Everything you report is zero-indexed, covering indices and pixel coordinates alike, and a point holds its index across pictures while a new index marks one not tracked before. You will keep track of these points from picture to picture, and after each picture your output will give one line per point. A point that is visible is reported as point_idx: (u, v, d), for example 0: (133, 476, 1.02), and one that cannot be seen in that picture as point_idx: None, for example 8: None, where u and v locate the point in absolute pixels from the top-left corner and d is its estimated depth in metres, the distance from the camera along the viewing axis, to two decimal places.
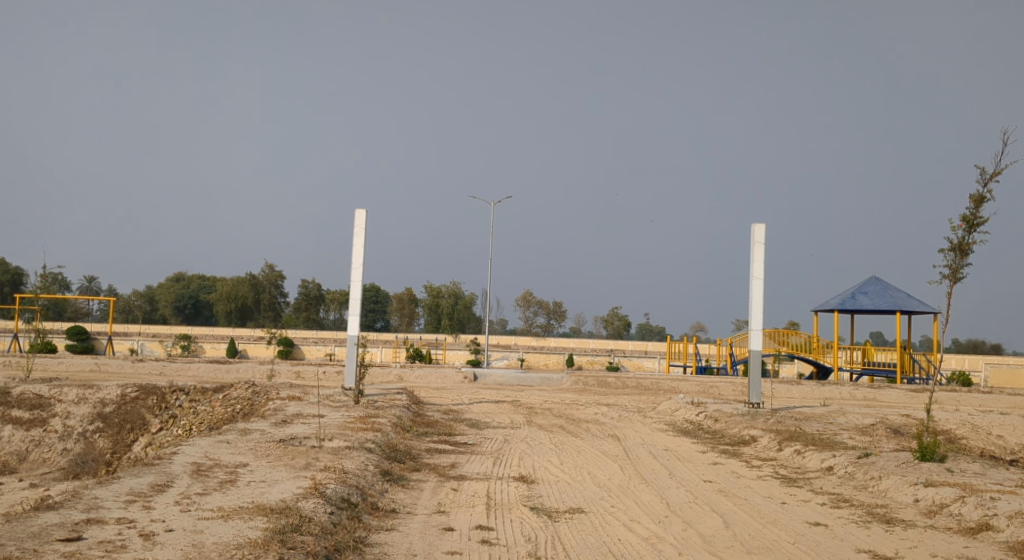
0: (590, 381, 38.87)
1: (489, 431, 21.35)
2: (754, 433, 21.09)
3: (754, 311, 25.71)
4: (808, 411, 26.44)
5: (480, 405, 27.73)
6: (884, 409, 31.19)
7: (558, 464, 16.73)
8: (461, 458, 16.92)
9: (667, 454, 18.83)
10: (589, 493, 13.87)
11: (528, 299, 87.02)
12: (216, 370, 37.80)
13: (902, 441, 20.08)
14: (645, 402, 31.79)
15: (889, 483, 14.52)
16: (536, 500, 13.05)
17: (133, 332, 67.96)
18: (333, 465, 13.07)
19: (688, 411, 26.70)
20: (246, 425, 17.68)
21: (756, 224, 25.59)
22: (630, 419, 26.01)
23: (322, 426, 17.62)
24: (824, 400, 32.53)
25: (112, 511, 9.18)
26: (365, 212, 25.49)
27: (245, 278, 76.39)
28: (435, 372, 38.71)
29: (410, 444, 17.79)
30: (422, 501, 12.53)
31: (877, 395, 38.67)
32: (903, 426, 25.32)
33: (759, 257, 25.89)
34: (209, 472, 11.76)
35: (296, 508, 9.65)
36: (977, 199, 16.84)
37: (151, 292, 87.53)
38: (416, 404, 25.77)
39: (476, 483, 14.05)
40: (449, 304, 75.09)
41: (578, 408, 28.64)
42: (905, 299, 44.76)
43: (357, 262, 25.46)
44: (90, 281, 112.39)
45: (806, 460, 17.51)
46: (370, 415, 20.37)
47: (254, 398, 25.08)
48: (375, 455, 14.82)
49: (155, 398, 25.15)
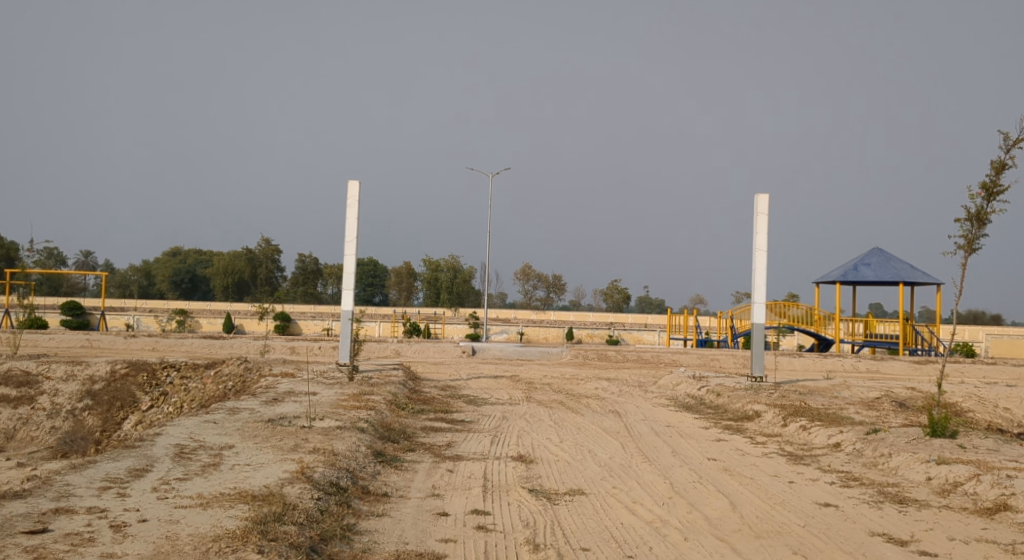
0: (590, 355, 38.41)
1: (487, 408, 20.87)
2: (759, 408, 20.57)
3: (757, 283, 25.15)
4: (812, 385, 25.98)
5: (478, 380, 27.26)
6: (888, 382, 30.73)
7: (558, 442, 16.22)
8: (457, 436, 16.42)
9: (668, 431, 18.35)
10: (590, 473, 13.38)
11: (527, 272, 86.45)
12: (209, 346, 37.35)
13: (910, 415, 19.59)
14: (646, 376, 31.35)
15: (899, 460, 14.02)
16: (535, 482, 12.54)
17: (130, 307, 67.54)
18: (323, 446, 12.55)
19: (690, 385, 26.24)
20: (235, 404, 17.15)
21: (758, 194, 25.00)
22: (630, 393, 25.54)
23: (313, 404, 17.09)
24: (827, 373, 32.06)
25: (84, 499, 8.68)
26: (359, 183, 24.87)
27: (241, 253, 75.90)
28: (432, 347, 38.28)
29: (405, 422, 17.30)
30: (416, 483, 12.01)
31: (880, 368, 38.21)
32: (909, 400, 24.85)
33: (762, 228, 25.32)
34: (192, 455, 11.27)
35: (280, 495, 9.12)
36: (998, 165, 16.24)
37: (148, 267, 86.99)
38: (413, 380, 25.31)
39: (473, 464, 13.57)
40: (447, 277, 74.60)
41: (578, 382, 28.14)
42: (907, 270, 44.22)
43: (350, 234, 24.88)
44: (87, 255, 111.80)
45: (812, 436, 17.00)
46: (364, 393, 19.88)
47: (246, 375, 24.68)
48: (367, 435, 14.30)
49: (145, 375, 24.94)
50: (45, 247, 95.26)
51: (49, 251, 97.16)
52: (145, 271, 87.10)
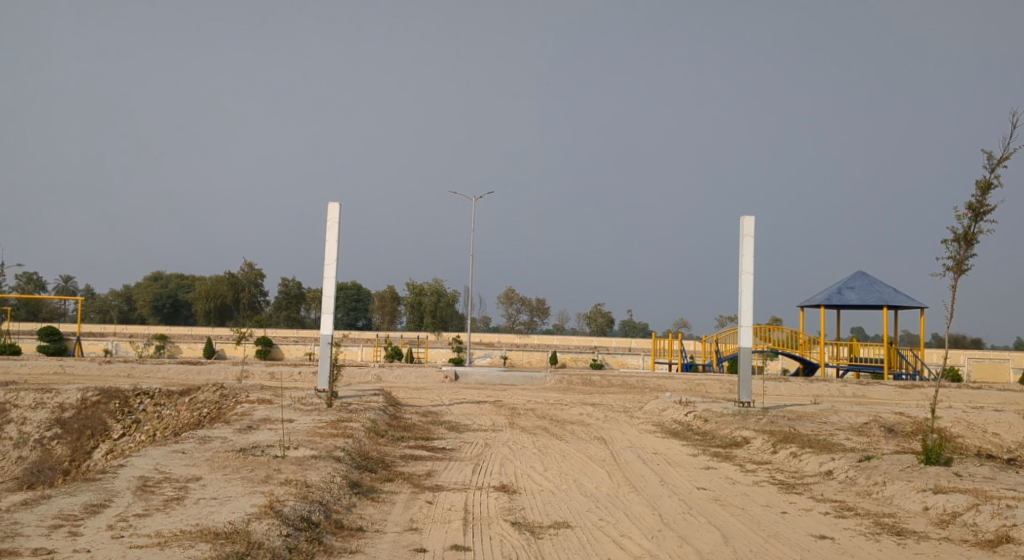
0: (574, 379, 37.86)
1: (469, 435, 20.31)
2: (747, 435, 20.12)
3: (743, 306, 24.76)
4: (800, 410, 25.53)
5: (460, 406, 26.68)
6: (877, 407, 30.31)
7: (542, 471, 15.70)
8: (438, 464, 15.86)
9: (656, 458, 17.86)
10: (575, 504, 12.87)
11: (511, 296, 85.94)
12: (187, 372, 36.61)
13: (901, 441, 19.14)
14: (631, 402, 30.84)
15: (894, 489, 13.55)
16: (518, 514, 12.00)
17: (109, 332, 66.55)
18: (295, 477, 11.98)
19: (676, 411, 25.77)
20: (207, 432, 16.56)
21: (744, 217, 24.65)
22: (616, 419, 25.05)
23: (288, 433, 16.51)
24: (814, 398, 31.66)
25: (31, 540, 8.11)
26: (339, 205, 24.38)
27: (223, 277, 75.06)
28: (415, 372, 37.65)
29: (383, 450, 16.73)
30: (393, 516, 11.46)
31: (867, 392, 37.85)
32: (897, 425, 24.43)
33: (748, 251, 24.96)
34: (155, 489, 10.70)
35: (246, 532, 8.54)
36: (984, 185, 15.91)
37: (128, 291, 85.86)
38: (394, 406, 24.71)
39: (454, 495, 13.02)
40: (431, 301, 73.97)
41: (563, 408, 27.62)
42: (891, 294, 44.02)
43: (330, 257, 24.34)
44: (67, 280, 110.56)
45: (803, 464, 16.53)
46: (343, 420, 19.29)
47: (222, 401, 24.07)
48: (343, 464, 13.73)
49: (117, 402, 24.45)
50: (23, 273, 94.00)
51: (27, 276, 95.95)
52: (125, 295, 86.00)
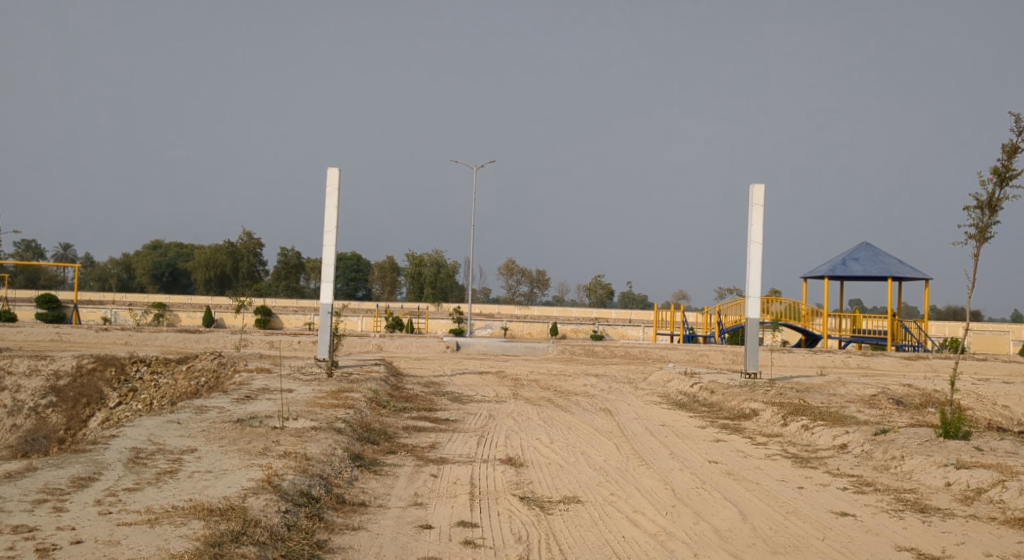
0: (576, 350, 37.48)
1: (472, 406, 19.91)
2: (756, 407, 19.67)
3: (751, 276, 24.26)
4: (808, 382, 25.10)
5: (462, 376, 26.30)
6: (885, 379, 29.88)
7: (548, 443, 15.27)
8: (442, 437, 15.43)
9: (664, 430, 17.43)
10: (583, 477, 12.47)
11: (511, 267, 85.41)
12: (184, 340, 36.22)
13: (914, 414, 18.68)
14: (634, 372, 30.43)
15: (913, 463, 13.11)
16: (526, 488, 11.55)
17: (108, 300, 66.25)
18: (295, 449, 11.53)
19: (681, 382, 25.35)
20: (204, 402, 16.15)
21: (753, 184, 24.09)
22: (620, 390, 24.64)
23: (287, 403, 16.06)
24: (821, 370, 31.27)
25: (14, 516, 7.67)
26: (339, 169, 23.80)
27: (223, 246, 74.54)
28: (416, 341, 37.28)
29: (386, 421, 16.29)
30: (397, 491, 11.04)
31: (872, 364, 37.44)
32: (906, 397, 24.00)
33: (757, 220, 24.41)
34: (148, 462, 10.27)
35: (242, 509, 8.07)
36: (1010, 149, 15.36)
37: (128, 259, 85.29)
38: (395, 375, 24.31)
39: (459, 468, 12.58)
40: (431, 272, 73.41)
41: (566, 378, 27.21)
42: (896, 265, 43.54)
43: (330, 223, 23.81)
44: (66, 248, 110.25)
45: (816, 437, 16.07)
46: (343, 390, 18.88)
47: (219, 370, 23.73)
48: (344, 436, 13.26)
49: (113, 371, 24.25)
50: (21, 240, 93.39)
51: (28, 244, 95.43)
52: (125, 264, 85.48)
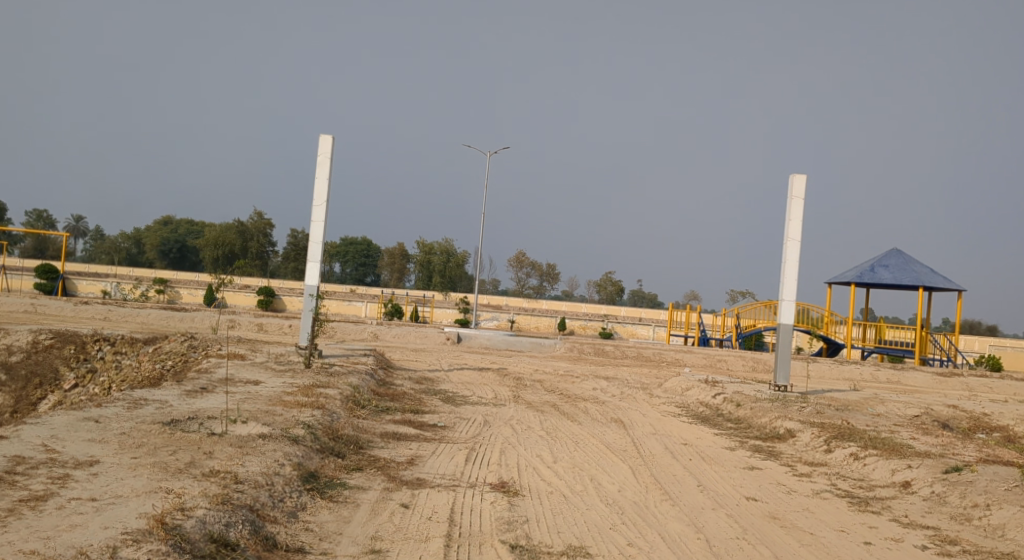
0: (585, 348, 34.93)
1: (466, 409, 17.41)
2: (791, 427, 17.09)
3: (786, 277, 21.69)
4: (843, 398, 22.57)
5: (460, 373, 23.85)
6: (923, 397, 27.32)
7: (551, 463, 12.73)
8: (424, 449, 12.91)
9: (687, 452, 14.88)
10: (592, 516, 9.93)
11: (520, 259, 82.98)
12: (168, 318, 33.81)
13: (978, 445, 16.11)
14: (648, 377, 27.93)
15: (1004, 517, 10.55)
16: (519, 531, 9.04)
17: (110, 273, 64.07)
18: (226, 468, 9.01)
19: (702, 391, 22.81)
20: (146, 394, 13.61)
21: (794, 175, 21.49)
22: (633, 397, 22.12)
23: (243, 400, 13.53)
24: (853, 384, 28.72)
25: None
26: (332, 137, 21.28)
27: (232, 225, 71.69)
28: (415, 331, 34.79)
29: (359, 426, 13.75)
30: (352, 530, 8.56)
31: (901, 379, 34.86)
32: (952, 421, 21.47)
33: (796, 215, 21.81)
34: (19, 479, 7.77)
35: None
36: None
37: (137, 234, 82.98)
38: (384, 369, 21.83)
39: (437, 496, 10.07)
40: (440, 261, 70.93)
41: (573, 380, 24.63)
42: (928, 274, 40.91)
43: (319, 196, 21.29)
44: (78, 220, 108.54)
45: (869, 470, 13.50)
46: (318, 384, 16.41)
47: (189, 353, 21.28)
48: (298, 447, 10.73)
49: (72, 349, 21.87)
50: (32, 211, 91.49)
51: (38, 213, 93.30)
52: (134, 238, 83.18)
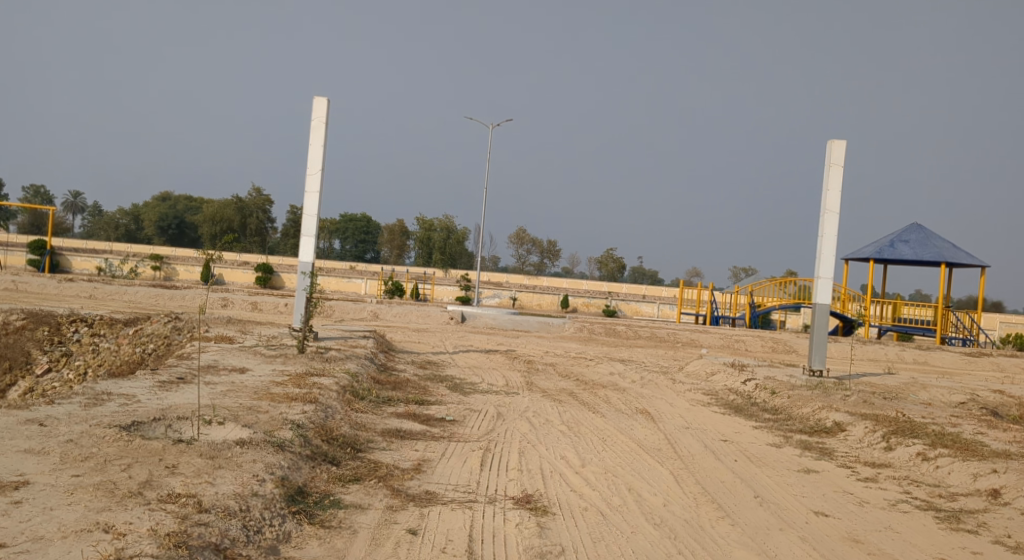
0: (596, 328, 33.14)
1: (475, 399, 15.62)
2: (840, 419, 15.29)
3: (823, 252, 19.83)
4: (881, 384, 20.75)
5: (465, 356, 22.03)
6: (959, 380, 25.55)
7: (580, 468, 10.93)
8: (432, 450, 11.12)
9: (730, 450, 13.10)
10: (640, 542, 8.14)
11: (521, 236, 81.03)
12: (157, 296, 31.98)
13: None
14: (666, 359, 26.16)
15: None
16: None
17: (104, 249, 62.16)
18: (191, 488, 7.24)
19: (729, 376, 21.03)
20: (113, 386, 11.81)
21: (834, 140, 19.59)
22: (655, 383, 20.32)
23: (223, 393, 11.73)
24: (884, 366, 26.92)
25: None
26: (326, 99, 19.38)
27: (230, 201, 69.68)
28: (416, 309, 33.02)
29: (357, 423, 11.94)
30: None
31: (929, 360, 33.05)
32: (1002, 408, 19.70)
33: (835, 184, 19.92)
34: None
35: None
36: None
37: (135, 210, 81.15)
38: (384, 352, 20.05)
39: (451, 516, 8.28)
40: (440, 238, 69.01)
41: (587, 364, 22.84)
42: (950, 250, 39.00)
43: (314, 164, 19.41)
44: (75, 197, 106.92)
45: (945, 474, 11.72)
46: (310, 372, 14.62)
47: (173, 335, 19.51)
48: (282, 454, 8.91)
49: (46, 331, 20.07)
50: (30, 188, 89.75)
51: (36, 189, 91.50)
52: (133, 214, 81.35)
